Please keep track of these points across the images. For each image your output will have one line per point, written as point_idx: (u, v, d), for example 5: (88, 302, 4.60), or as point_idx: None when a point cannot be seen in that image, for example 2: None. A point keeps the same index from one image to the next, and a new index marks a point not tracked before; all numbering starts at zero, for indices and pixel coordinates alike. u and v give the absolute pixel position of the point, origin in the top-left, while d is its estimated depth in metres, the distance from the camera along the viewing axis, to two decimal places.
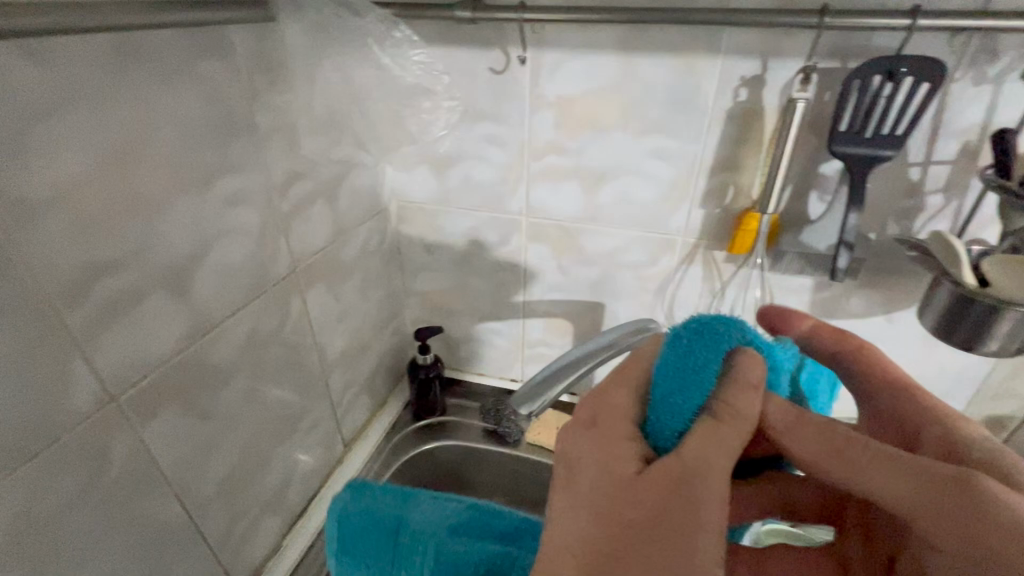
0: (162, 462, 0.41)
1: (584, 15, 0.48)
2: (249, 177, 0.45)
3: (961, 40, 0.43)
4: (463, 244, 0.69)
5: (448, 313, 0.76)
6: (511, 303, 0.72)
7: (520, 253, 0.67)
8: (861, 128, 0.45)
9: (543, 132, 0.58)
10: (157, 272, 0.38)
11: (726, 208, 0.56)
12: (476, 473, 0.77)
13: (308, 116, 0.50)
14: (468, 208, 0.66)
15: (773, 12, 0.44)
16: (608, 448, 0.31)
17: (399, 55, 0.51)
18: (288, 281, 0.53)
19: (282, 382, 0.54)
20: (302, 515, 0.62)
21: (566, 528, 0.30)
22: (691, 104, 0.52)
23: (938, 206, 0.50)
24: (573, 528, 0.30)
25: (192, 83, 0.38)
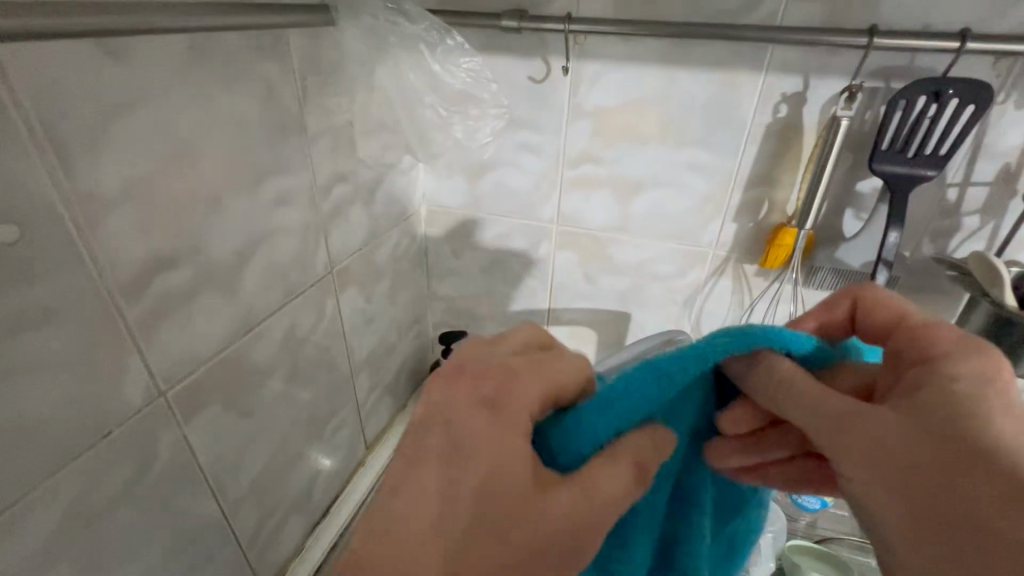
0: (202, 459, 0.42)
1: (630, 28, 0.48)
2: (295, 178, 0.46)
3: (1005, 64, 0.44)
4: (491, 250, 0.69)
5: (473, 319, 0.77)
6: (537, 310, 0.73)
7: (548, 261, 0.68)
8: (902, 147, 0.45)
9: (579, 141, 0.58)
10: (207, 269, 0.39)
11: (759, 222, 0.57)
12: None
13: (352, 119, 0.52)
14: (499, 214, 0.66)
15: (819, 31, 0.44)
16: (506, 442, 0.25)
17: (448, 62, 0.52)
18: (325, 282, 0.53)
19: (314, 382, 0.54)
20: (325, 517, 0.61)
21: (423, 510, 0.23)
22: (730, 118, 0.52)
23: (974, 227, 0.50)
24: (408, 504, 0.23)
25: (251, 82, 0.39)
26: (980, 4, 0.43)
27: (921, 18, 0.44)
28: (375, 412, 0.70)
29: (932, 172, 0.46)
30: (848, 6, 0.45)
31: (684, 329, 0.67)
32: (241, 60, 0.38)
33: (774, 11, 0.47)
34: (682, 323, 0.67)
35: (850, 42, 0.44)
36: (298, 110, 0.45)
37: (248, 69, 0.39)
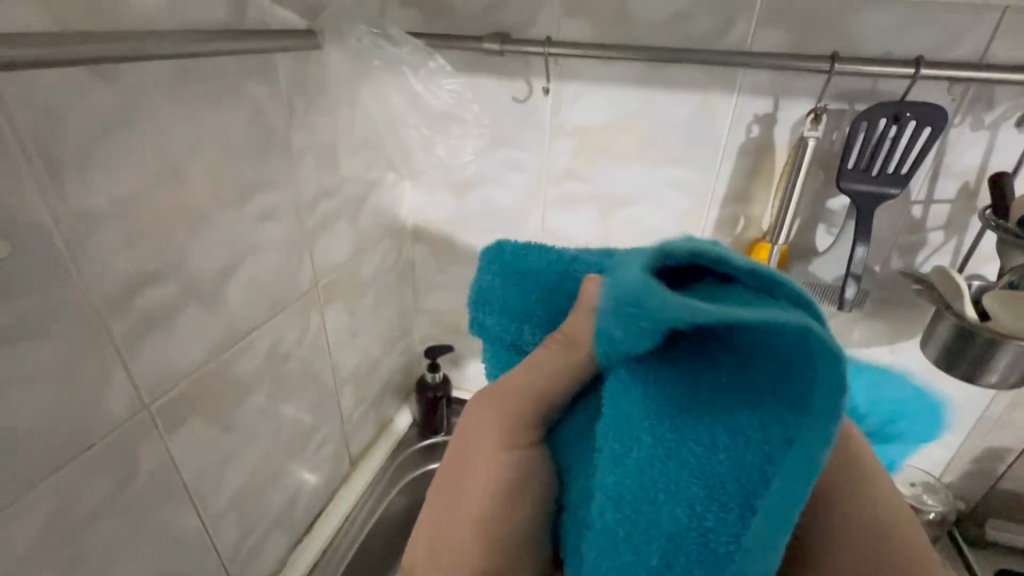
0: (183, 472, 0.42)
1: (605, 52, 0.50)
2: (281, 196, 0.47)
3: (959, 89, 0.46)
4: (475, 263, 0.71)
5: (460, 333, 0.78)
6: None
7: None
8: (866, 167, 0.47)
9: (561, 160, 0.60)
10: (193, 284, 0.40)
11: (737, 237, 0.58)
12: None
13: (340, 139, 0.54)
14: (483, 229, 0.68)
15: (788, 56, 0.47)
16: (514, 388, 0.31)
17: (431, 83, 0.53)
18: (310, 296, 0.54)
19: (297, 398, 0.55)
20: (307, 532, 0.62)
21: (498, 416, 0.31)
22: (706, 137, 0.54)
23: (939, 242, 0.52)
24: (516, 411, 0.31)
25: (240, 103, 0.41)
26: (933, 33, 0.45)
27: (881, 45, 0.46)
28: (360, 426, 0.71)
29: (895, 190, 0.47)
30: (811, 34, 0.48)
31: None
32: (230, 82, 0.39)
33: (743, 37, 0.49)
34: None
35: (814, 67, 0.46)
36: (284, 129, 0.46)
37: (236, 89, 0.40)
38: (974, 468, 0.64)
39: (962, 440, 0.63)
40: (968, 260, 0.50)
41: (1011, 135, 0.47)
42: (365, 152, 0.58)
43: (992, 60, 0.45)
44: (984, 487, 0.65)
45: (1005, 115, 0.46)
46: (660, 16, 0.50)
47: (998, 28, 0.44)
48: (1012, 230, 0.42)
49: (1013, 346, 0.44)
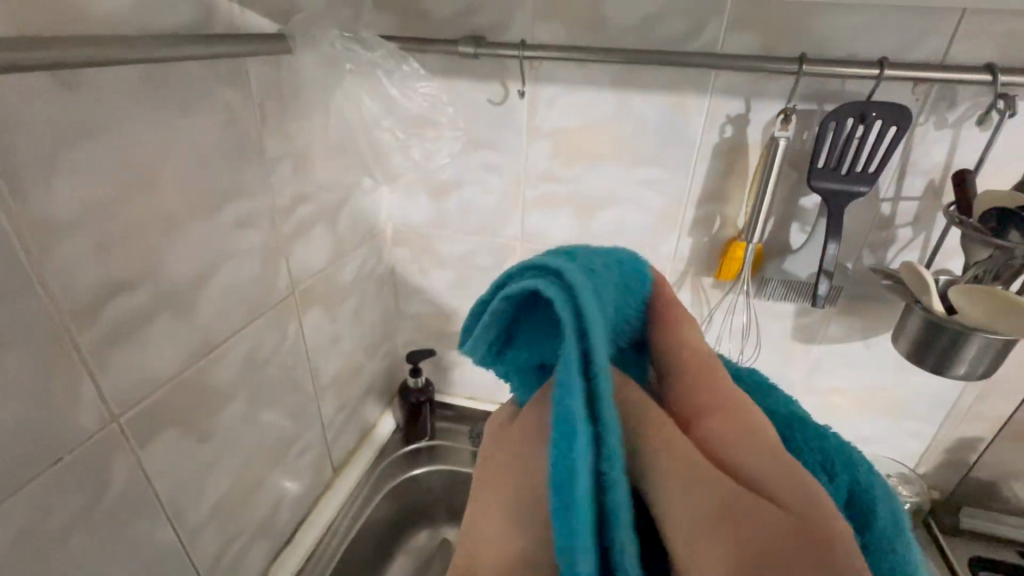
0: (158, 484, 0.41)
1: (580, 54, 0.51)
2: (255, 202, 0.47)
3: (923, 89, 0.48)
4: (457, 266, 0.71)
5: (442, 336, 0.78)
6: None
7: None
8: (837, 165, 0.48)
9: (539, 162, 0.60)
10: (165, 293, 0.39)
11: (713, 237, 0.59)
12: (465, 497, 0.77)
13: (314, 144, 0.53)
14: (463, 232, 0.68)
15: (758, 58, 0.47)
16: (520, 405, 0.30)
17: (406, 87, 0.55)
18: (287, 302, 0.53)
19: (277, 405, 0.55)
20: (290, 541, 0.61)
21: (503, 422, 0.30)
22: (681, 137, 0.55)
23: (908, 237, 0.54)
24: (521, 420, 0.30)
25: (211, 108, 0.40)
26: (896, 35, 0.47)
27: (847, 46, 0.48)
28: (343, 433, 0.71)
29: (865, 188, 0.48)
30: (779, 36, 0.48)
31: None
32: (198, 87, 0.39)
33: (715, 39, 0.50)
34: None
35: (783, 69, 0.47)
36: (257, 134, 0.45)
37: (205, 94, 0.40)
38: (947, 457, 0.66)
39: (935, 431, 0.64)
40: (935, 255, 0.51)
41: (973, 133, 0.48)
42: (339, 157, 0.58)
43: (953, 60, 0.47)
44: (957, 475, 0.67)
45: (967, 113, 0.48)
46: (632, 19, 0.51)
47: (958, 28, 0.46)
48: (973, 227, 0.43)
49: (980, 337, 0.45)
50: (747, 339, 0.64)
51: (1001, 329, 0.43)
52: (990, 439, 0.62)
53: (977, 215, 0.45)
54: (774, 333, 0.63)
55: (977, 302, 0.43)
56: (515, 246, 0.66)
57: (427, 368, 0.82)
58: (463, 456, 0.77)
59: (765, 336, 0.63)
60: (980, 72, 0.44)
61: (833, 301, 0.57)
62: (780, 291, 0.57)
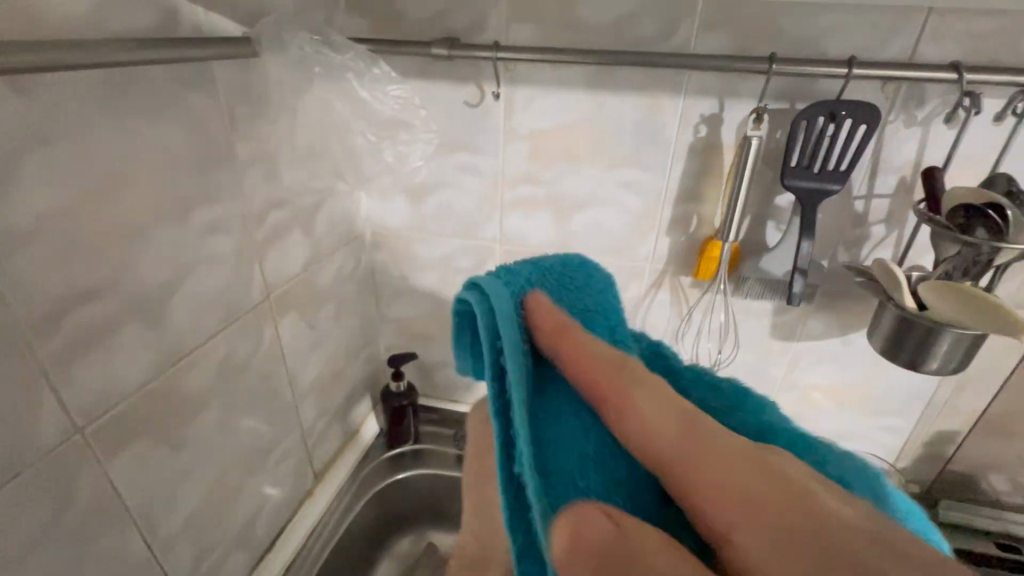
0: (128, 496, 0.40)
1: (554, 56, 0.51)
2: (226, 207, 0.46)
3: (892, 87, 0.48)
4: (438, 268, 0.70)
5: (425, 339, 0.77)
6: None
7: None
8: (809, 164, 0.48)
9: (516, 164, 0.60)
10: (131, 301, 0.38)
11: (690, 236, 0.59)
12: (449, 501, 0.77)
13: (287, 148, 0.53)
14: (443, 234, 0.67)
15: (730, 58, 0.48)
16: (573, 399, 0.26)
17: (377, 88, 0.52)
18: (262, 307, 0.53)
19: (254, 412, 0.54)
20: (270, 550, 0.61)
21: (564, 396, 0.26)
22: (656, 138, 0.55)
23: (881, 235, 0.54)
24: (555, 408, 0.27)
25: (176, 113, 0.40)
26: (865, 34, 0.47)
27: (817, 46, 0.48)
28: (324, 438, 0.70)
29: (837, 186, 0.49)
30: (751, 36, 0.49)
31: None
32: (163, 91, 0.38)
33: (687, 39, 0.50)
34: None
35: (754, 68, 0.47)
36: (226, 139, 0.45)
37: (171, 99, 0.39)
38: (925, 451, 0.67)
39: (911, 426, 0.65)
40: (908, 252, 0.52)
41: (942, 130, 0.49)
42: (313, 160, 0.57)
43: (920, 59, 0.47)
44: (935, 467, 0.67)
45: (936, 111, 0.48)
46: (606, 20, 0.51)
47: (925, 27, 0.46)
48: (939, 224, 0.44)
49: (951, 332, 0.45)
50: (725, 339, 0.64)
51: (972, 325, 0.44)
52: (965, 433, 0.63)
53: (945, 212, 0.45)
54: (752, 332, 0.63)
55: (947, 299, 0.44)
56: (494, 249, 0.66)
57: (410, 372, 0.82)
58: (447, 460, 0.77)
59: (743, 336, 0.64)
60: (946, 70, 0.45)
61: (809, 299, 0.57)
62: (757, 289, 0.57)
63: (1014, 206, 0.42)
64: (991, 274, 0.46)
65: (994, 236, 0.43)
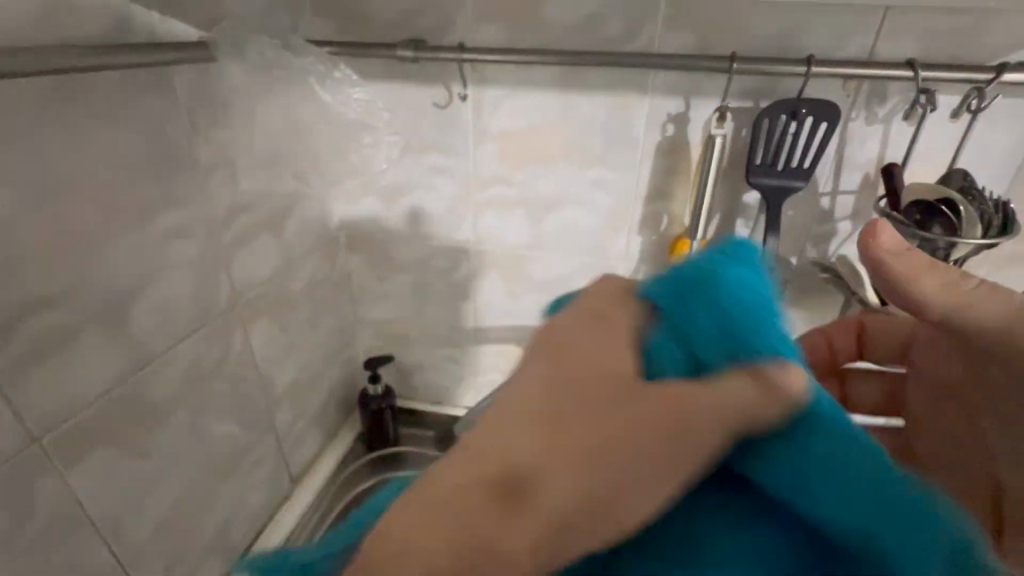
0: (91, 505, 0.40)
1: (519, 57, 0.51)
2: (190, 212, 0.46)
3: (853, 85, 0.49)
4: (414, 269, 0.70)
5: (403, 341, 0.77)
6: (464, 329, 0.74)
7: (471, 279, 0.69)
8: (773, 162, 0.49)
9: (487, 164, 0.60)
10: (91, 308, 0.38)
11: (661, 235, 0.60)
12: None
13: (254, 151, 0.52)
14: (419, 236, 0.67)
15: (691, 57, 0.48)
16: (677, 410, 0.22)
17: (339, 92, 0.54)
18: (231, 312, 0.52)
19: (227, 416, 0.54)
20: (246, 554, 0.61)
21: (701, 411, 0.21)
22: (625, 137, 0.55)
23: (848, 230, 0.55)
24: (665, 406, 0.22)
25: (134, 118, 0.39)
26: (824, 33, 0.48)
27: (778, 44, 0.48)
28: (302, 442, 0.70)
29: (801, 183, 0.49)
30: (714, 35, 0.49)
31: None
32: (120, 97, 0.38)
33: (651, 38, 0.50)
34: None
35: (715, 67, 0.48)
36: (188, 144, 0.44)
37: (129, 104, 0.39)
38: None
39: None
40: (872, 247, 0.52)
41: (902, 126, 0.49)
42: (282, 164, 0.57)
43: (879, 56, 0.48)
44: None
45: (896, 108, 0.49)
46: (571, 20, 0.51)
47: (882, 26, 0.47)
48: (895, 218, 0.44)
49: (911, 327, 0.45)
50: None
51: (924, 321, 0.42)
52: None
53: (905, 207, 0.45)
54: None
55: None
56: (469, 249, 0.66)
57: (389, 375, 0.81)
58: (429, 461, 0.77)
59: None
60: (902, 68, 0.45)
61: None
62: None
63: (966, 201, 0.44)
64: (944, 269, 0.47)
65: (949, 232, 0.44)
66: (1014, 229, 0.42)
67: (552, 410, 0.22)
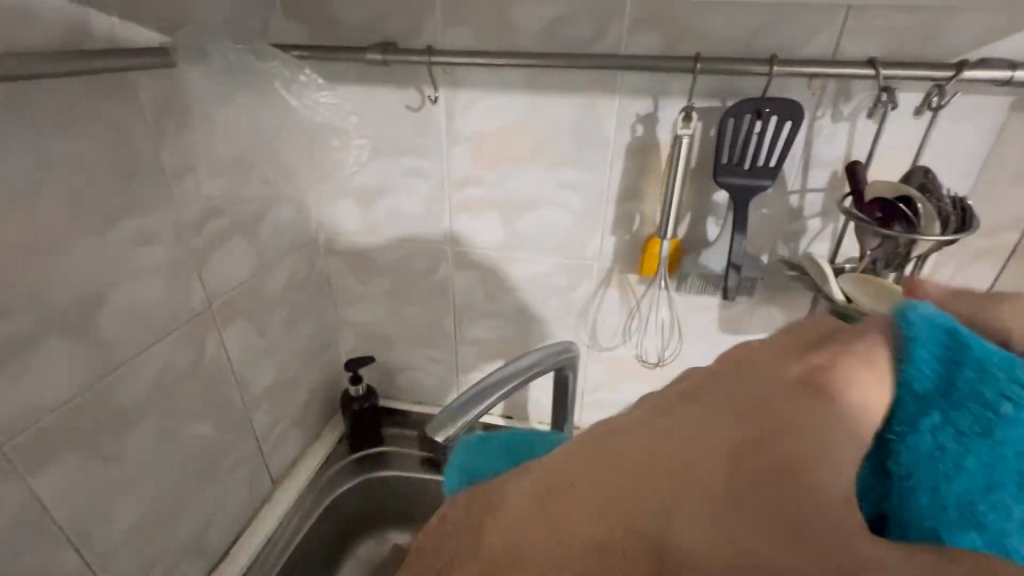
0: (56, 513, 0.40)
1: (486, 59, 0.51)
2: (157, 217, 0.46)
3: (817, 84, 0.49)
4: (393, 270, 0.70)
5: (385, 342, 0.78)
6: (445, 331, 0.74)
7: (449, 280, 0.69)
8: (739, 160, 0.49)
9: (460, 166, 0.61)
10: (52, 315, 0.38)
11: (634, 234, 0.60)
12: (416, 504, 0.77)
13: (223, 155, 0.52)
14: (397, 237, 0.68)
15: (656, 58, 0.48)
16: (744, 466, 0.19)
17: (305, 96, 0.56)
18: (205, 317, 0.53)
19: (202, 419, 0.54)
20: (225, 556, 0.61)
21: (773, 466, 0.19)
22: (596, 137, 0.56)
23: (818, 228, 0.55)
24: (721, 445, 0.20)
25: (93, 123, 0.39)
26: (789, 33, 0.48)
27: (742, 43, 0.49)
28: (283, 444, 0.70)
29: (767, 181, 0.49)
30: (679, 35, 0.50)
31: (582, 339, 0.70)
32: (77, 102, 0.38)
33: (618, 39, 0.51)
34: (580, 334, 0.70)
35: (679, 66, 0.48)
36: (152, 149, 0.45)
37: (89, 111, 0.39)
38: None
39: None
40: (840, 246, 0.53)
41: (867, 125, 0.50)
42: (252, 168, 0.57)
43: (843, 55, 0.48)
44: None
45: (861, 107, 0.50)
46: (540, 22, 0.52)
47: (844, 26, 0.47)
48: (853, 214, 0.46)
49: None
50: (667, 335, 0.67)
51: None
52: None
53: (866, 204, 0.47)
54: (701, 326, 0.65)
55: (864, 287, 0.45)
56: (445, 251, 0.67)
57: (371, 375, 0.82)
58: (412, 461, 0.77)
59: (690, 330, 0.65)
60: (863, 66, 0.46)
61: (750, 293, 0.58)
62: (698, 284, 0.58)
63: (925, 198, 0.44)
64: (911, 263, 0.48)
65: (908, 228, 0.45)
66: (973, 224, 0.43)
67: (746, 475, 0.19)
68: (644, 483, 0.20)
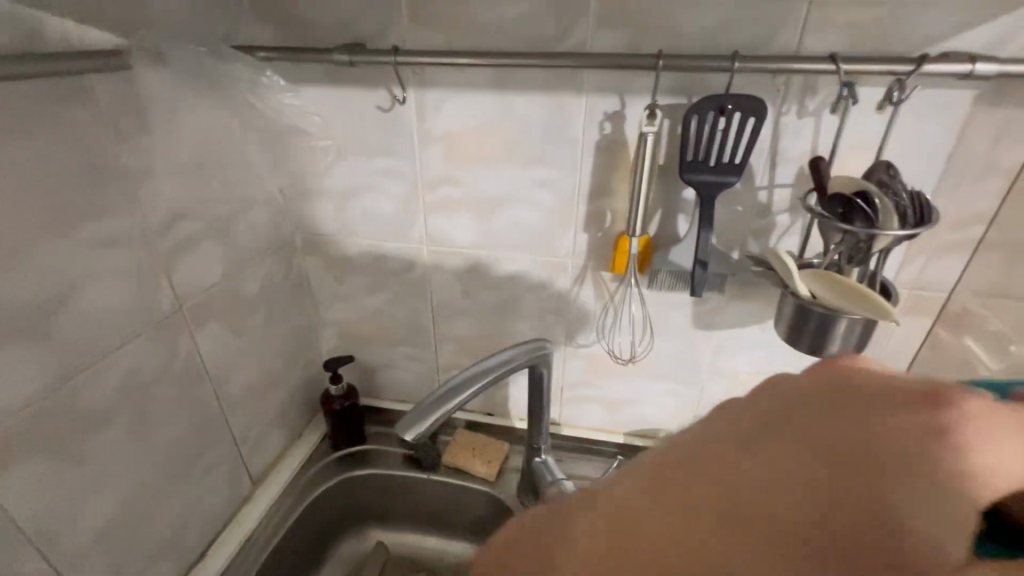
0: (17, 514, 0.44)
1: (452, 59, 0.57)
2: (119, 220, 0.50)
3: (780, 80, 0.55)
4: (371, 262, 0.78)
5: (361, 343, 0.86)
6: (423, 327, 0.83)
7: (427, 275, 0.78)
8: (705, 156, 0.53)
9: (432, 167, 0.68)
10: (14, 326, 0.42)
11: (605, 232, 0.67)
12: (413, 498, 0.86)
13: (181, 160, 0.57)
14: (376, 238, 0.76)
15: (621, 55, 0.54)
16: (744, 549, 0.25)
17: (268, 97, 0.67)
18: (175, 320, 0.58)
19: (172, 424, 0.60)
20: (201, 558, 0.68)
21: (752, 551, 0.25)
22: (564, 134, 0.62)
23: (787, 223, 0.61)
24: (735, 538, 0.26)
25: (49, 126, 0.43)
26: (728, 36, 0.54)
27: (675, 45, 0.55)
28: (262, 448, 0.79)
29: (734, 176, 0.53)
30: (642, 34, 0.55)
31: (557, 336, 0.78)
32: (34, 104, 0.42)
33: (584, 38, 0.57)
34: (554, 330, 0.78)
35: (644, 62, 0.54)
36: (110, 150, 0.49)
37: (42, 112, 0.43)
38: None
39: None
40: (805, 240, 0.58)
41: (829, 118, 0.55)
42: (214, 176, 0.63)
43: (806, 50, 0.54)
44: None
45: (824, 100, 0.55)
46: (507, 19, 0.57)
47: (806, 21, 0.53)
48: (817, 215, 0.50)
49: (844, 316, 0.51)
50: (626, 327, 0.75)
51: (850, 310, 0.51)
52: None
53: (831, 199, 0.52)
54: (677, 322, 0.73)
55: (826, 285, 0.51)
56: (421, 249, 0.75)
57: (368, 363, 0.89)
58: (396, 459, 0.87)
59: (665, 328, 0.74)
60: (828, 63, 0.50)
61: (722, 291, 0.65)
62: (668, 281, 0.63)
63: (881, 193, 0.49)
64: (875, 255, 0.53)
65: (869, 223, 0.50)
66: (936, 220, 0.49)
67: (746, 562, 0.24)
68: (667, 552, 0.27)
